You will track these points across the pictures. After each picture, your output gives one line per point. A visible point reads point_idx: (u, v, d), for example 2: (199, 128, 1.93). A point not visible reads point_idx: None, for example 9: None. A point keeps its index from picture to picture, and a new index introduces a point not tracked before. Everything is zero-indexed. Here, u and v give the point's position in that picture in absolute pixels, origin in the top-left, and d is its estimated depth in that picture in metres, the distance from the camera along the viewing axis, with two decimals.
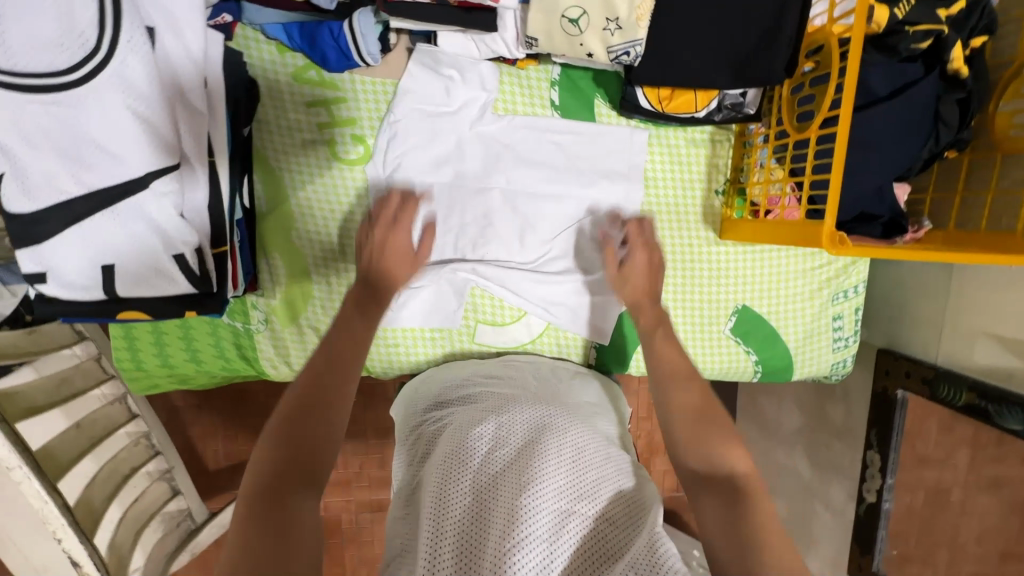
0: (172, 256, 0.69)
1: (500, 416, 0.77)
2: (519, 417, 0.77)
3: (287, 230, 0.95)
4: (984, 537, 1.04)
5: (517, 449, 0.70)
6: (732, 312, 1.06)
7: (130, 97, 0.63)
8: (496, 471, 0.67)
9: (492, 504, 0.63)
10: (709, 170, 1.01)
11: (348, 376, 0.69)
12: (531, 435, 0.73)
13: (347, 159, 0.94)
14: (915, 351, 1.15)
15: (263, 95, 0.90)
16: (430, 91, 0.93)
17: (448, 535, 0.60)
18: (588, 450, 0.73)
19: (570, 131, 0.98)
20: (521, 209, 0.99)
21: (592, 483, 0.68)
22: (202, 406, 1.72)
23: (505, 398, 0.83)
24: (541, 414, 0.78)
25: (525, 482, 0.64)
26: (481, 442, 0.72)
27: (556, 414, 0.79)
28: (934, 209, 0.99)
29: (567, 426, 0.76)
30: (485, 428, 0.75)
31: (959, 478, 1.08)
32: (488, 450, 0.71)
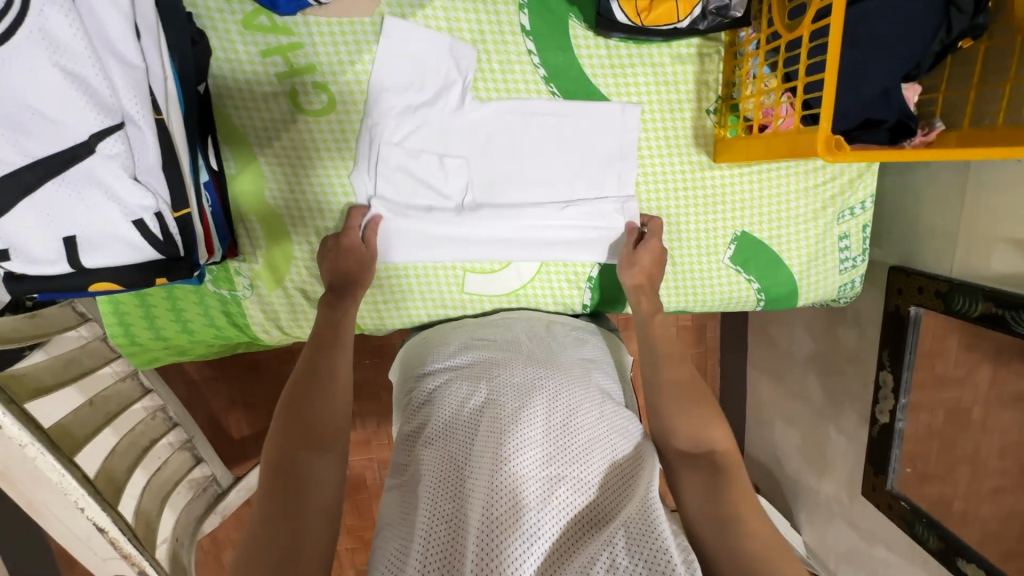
0: (132, 222, 0.66)
1: (492, 379, 0.79)
2: (511, 382, 0.78)
3: (261, 190, 0.92)
4: (1006, 451, 1.03)
5: (510, 411, 0.72)
6: (731, 239, 1.01)
7: (58, 56, 0.59)
8: (489, 435, 0.69)
9: (482, 469, 0.66)
10: (699, 88, 0.94)
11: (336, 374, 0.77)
12: (523, 399, 0.74)
13: (311, 110, 0.89)
14: (928, 266, 1.09)
15: (214, 47, 0.85)
16: (404, 75, 0.88)
17: (442, 504, 0.65)
18: (581, 412, 0.75)
19: (544, 58, 0.90)
20: (515, 141, 0.94)
21: (585, 443, 0.71)
22: (219, 378, 1.76)
23: (495, 356, 0.85)
24: (537, 375, 0.80)
25: (516, 446, 0.67)
26: (474, 411, 0.75)
27: (548, 375, 0.80)
28: (947, 108, 0.91)
29: (563, 387, 0.78)
30: (478, 396, 0.77)
31: (980, 395, 1.06)
32: (479, 417, 0.73)
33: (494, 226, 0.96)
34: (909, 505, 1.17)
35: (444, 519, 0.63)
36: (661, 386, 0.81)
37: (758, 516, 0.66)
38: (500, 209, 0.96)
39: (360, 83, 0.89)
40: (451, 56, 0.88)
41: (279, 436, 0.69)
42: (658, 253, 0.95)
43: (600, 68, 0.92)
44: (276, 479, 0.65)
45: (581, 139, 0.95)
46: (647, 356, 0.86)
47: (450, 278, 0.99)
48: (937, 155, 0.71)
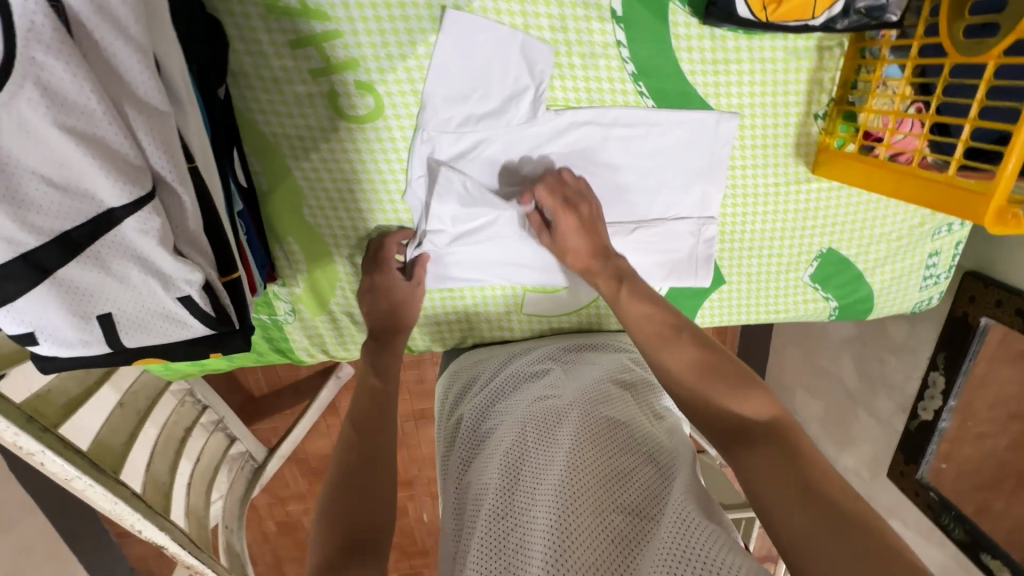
0: (177, 298, 0.56)
1: (536, 412, 0.73)
2: (558, 398, 0.75)
3: (298, 209, 0.79)
4: (997, 402, 1.08)
5: (554, 446, 0.67)
6: (815, 257, 0.92)
7: (61, 113, 0.44)
8: (533, 475, 0.64)
9: (530, 511, 0.60)
10: (811, 89, 0.79)
11: (379, 454, 0.67)
12: (570, 414, 0.71)
13: (355, 115, 0.74)
14: (1013, 278, 1.03)
15: (231, 37, 0.68)
16: (448, 69, 0.72)
17: (494, 550, 0.59)
18: (633, 444, 0.68)
19: (634, 51, 0.74)
20: (592, 151, 0.81)
21: (639, 479, 0.63)
22: None
23: (536, 391, 0.79)
24: (585, 402, 0.73)
25: (564, 460, 0.64)
26: (517, 444, 0.69)
27: (598, 394, 0.76)
28: None
29: (615, 418, 0.71)
30: (521, 430, 0.71)
31: (988, 350, 1.09)
32: (523, 450, 0.68)
33: None
34: (937, 496, 1.22)
35: (497, 567, 0.58)
36: None
37: (840, 483, 0.56)
38: None
39: (413, 82, 0.73)
40: (523, 56, 0.73)
41: (325, 539, 0.58)
42: (576, 232, 0.78)
43: (699, 64, 0.76)
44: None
45: (665, 149, 0.82)
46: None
47: (507, 295, 0.91)
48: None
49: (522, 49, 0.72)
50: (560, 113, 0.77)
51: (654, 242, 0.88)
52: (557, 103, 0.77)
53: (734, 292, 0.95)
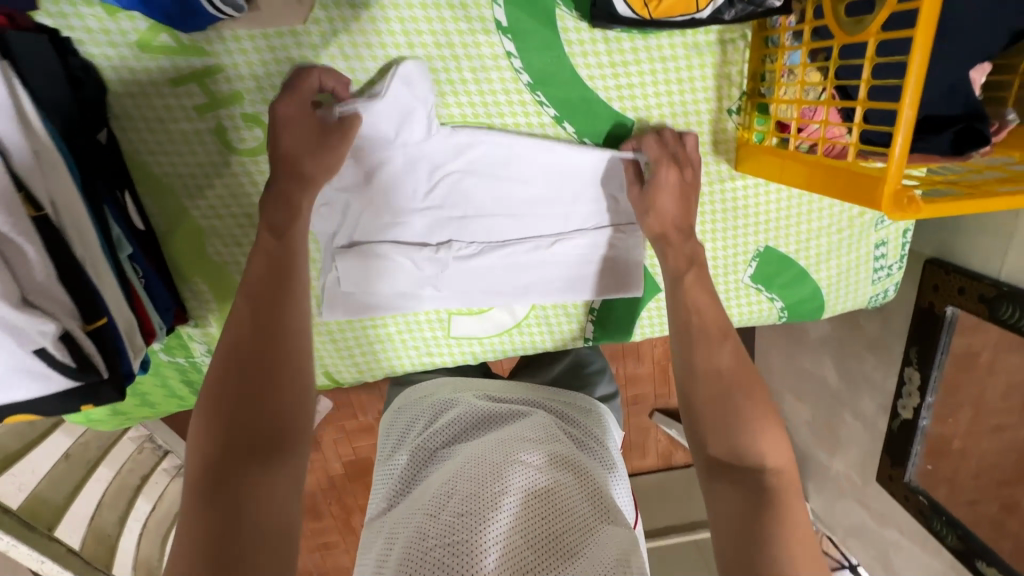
0: (33, 352, 0.52)
1: (479, 447, 0.65)
2: (491, 447, 0.65)
3: (201, 247, 0.78)
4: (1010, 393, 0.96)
5: (495, 489, 0.58)
6: (753, 256, 0.88)
7: None
8: (465, 516, 0.56)
9: (456, 559, 0.52)
10: (719, 85, 0.76)
11: (284, 323, 0.55)
12: (498, 470, 0.60)
13: (246, 148, 0.73)
14: (972, 263, 0.97)
15: (109, 81, 0.67)
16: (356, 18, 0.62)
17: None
18: (579, 493, 0.61)
19: (527, 60, 0.72)
20: (496, 166, 0.78)
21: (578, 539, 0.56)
22: None
23: (481, 425, 0.71)
24: (535, 444, 0.65)
25: (484, 540, 0.53)
26: (453, 479, 0.61)
27: (538, 442, 0.66)
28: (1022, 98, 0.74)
29: (564, 465, 0.64)
30: (459, 465, 0.63)
31: (991, 339, 0.97)
32: (456, 486, 0.59)
33: (483, 262, 0.82)
34: (926, 500, 1.14)
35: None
36: None
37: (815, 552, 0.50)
38: (490, 244, 0.82)
39: None
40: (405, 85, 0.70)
41: (210, 435, 0.49)
42: (677, 190, 0.74)
43: (598, 68, 0.74)
44: (206, 507, 0.45)
45: (573, 160, 0.79)
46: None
47: (434, 320, 0.87)
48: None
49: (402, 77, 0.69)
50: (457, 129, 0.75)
51: (578, 253, 0.84)
52: (454, 119, 0.75)
53: None
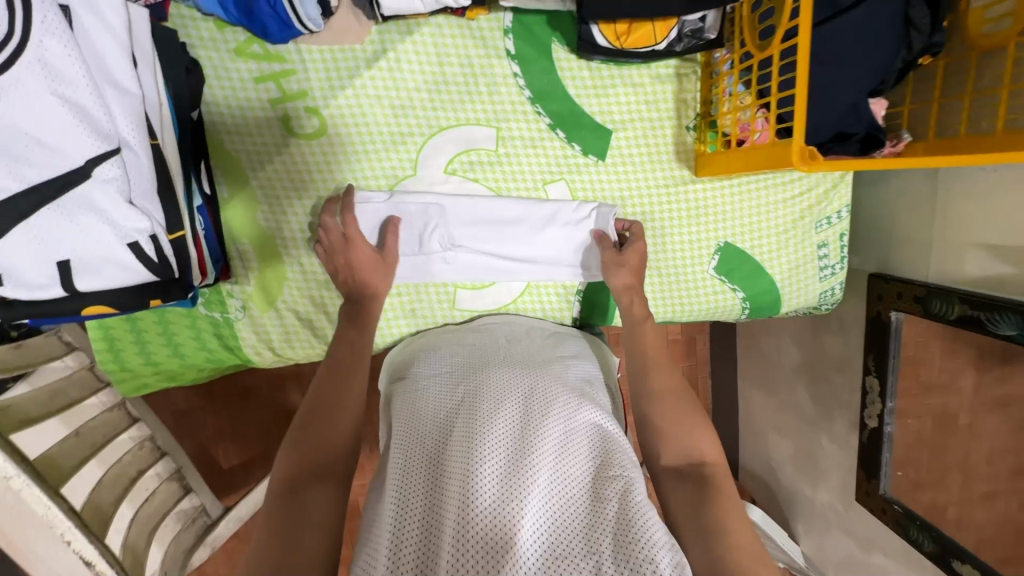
0: (127, 245, 0.67)
1: (473, 389, 0.78)
2: (483, 386, 0.78)
3: (253, 213, 0.93)
4: (994, 456, 1.03)
5: (487, 428, 0.69)
6: (715, 250, 1.04)
7: (56, 83, 0.59)
8: (461, 447, 0.67)
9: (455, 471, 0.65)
10: (678, 106, 0.98)
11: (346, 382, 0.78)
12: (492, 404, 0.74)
13: (303, 133, 0.91)
14: (906, 272, 1.12)
15: (208, 76, 0.88)
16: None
17: (412, 503, 0.63)
18: (559, 416, 0.73)
19: (529, 80, 0.94)
20: (501, 161, 0.97)
21: (578, 462, 0.68)
22: (209, 406, 1.66)
23: (479, 367, 0.82)
24: (523, 392, 0.76)
25: (484, 450, 0.66)
26: (450, 421, 0.72)
27: (525, 381, 0.79)
28: (913, 122, 0.95)
29: (554, 403, 0.74)
30: (455, 407, 0.74)
31: (965, 402, 1.07)
32: (453, 426, 0.71)
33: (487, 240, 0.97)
34: (902, 509, 1.18)
35: (412, 523, 0.62)
36: (661, 394, 0.79)
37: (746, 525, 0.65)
38: (493, 225, 0.97)
39: (350, 106, 0.92)
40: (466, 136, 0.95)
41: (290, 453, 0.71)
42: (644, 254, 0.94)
43: (583, 89, 0.96)
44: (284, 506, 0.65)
45: (564, 159, 0.98)
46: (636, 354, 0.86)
47: (440, 294, 1.00)
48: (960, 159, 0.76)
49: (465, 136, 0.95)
50: (472, 129, 0.95)
51: (567, 237, 0.99)
52: (470, 121, 0.95)
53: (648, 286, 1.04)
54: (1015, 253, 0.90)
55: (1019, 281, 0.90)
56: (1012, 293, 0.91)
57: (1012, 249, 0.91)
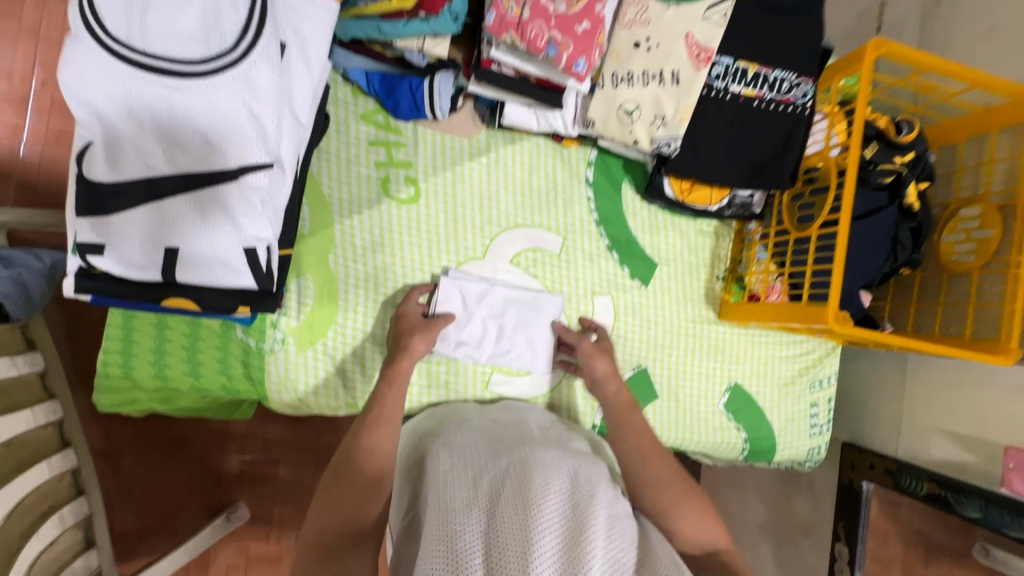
0: (243, 248, 0.68)
1: (518, 458, 0.75)
2: (529, 456, 0.75)
3: (326, 254, 0.96)
4: None
5: (539, 506, 0.66)
6: (726, 388, 1.14)
7: (250, 98, 0.66)
8: (513, 525, 0.64)
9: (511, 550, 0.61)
10: (713, 258, 1.14)
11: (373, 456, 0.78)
12: (541, 476, 0.71)
13: (397, 197, 0.99)
14: (878, 446, 1.26)
15: (330, 127, 0.96)
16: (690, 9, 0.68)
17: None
18: (608, 498, 0.71)
19: (599, 205, 1.09)
20: (561, 265, 1.07)
21: (627, 555, 0.66)
22: (123, 457, 1.34)
23: (516, 443, 0.80)
24: (566, 470, 0.73)
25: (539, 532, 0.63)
26: (497, 492, 0.69)
27: (569, 457, 0.77)
28: (893, 316, 1.15)
29: (598, 488, 0.72)
30: (501, 477, 0.71)
31: None
32: (499, 505, 0.66)
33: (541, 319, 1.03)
34: None
35: None
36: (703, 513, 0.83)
37: None
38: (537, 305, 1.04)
39: (445, 186, 1.02)
40: (537, 237, 1.06)
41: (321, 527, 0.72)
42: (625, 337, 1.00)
43: (641, 225, 1.11)
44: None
45: (614, 277, 1.09)
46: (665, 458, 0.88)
47: (478, 373, 1.03)
48: (943, 349, 0.93)
49: (538, 237, 1.06)
50: (544, 231, 1.06)
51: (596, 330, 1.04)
52: (543, 226, 1.07)
53: (663, 409, 1.11)
54: (976, 444, 1.06)
55: (981, 469, 1.04)
56: (975, 479, 1.05)
57: (973, 439, 1.06)
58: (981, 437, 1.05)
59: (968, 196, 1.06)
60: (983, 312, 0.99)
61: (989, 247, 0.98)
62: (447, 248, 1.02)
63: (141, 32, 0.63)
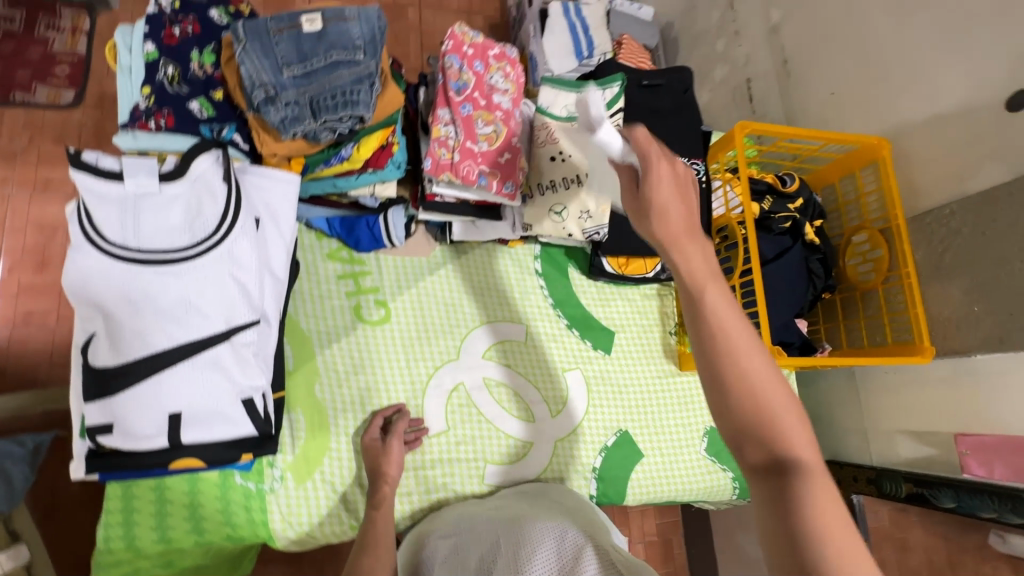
0: (241, 400, 0.76)
1: (503, 539, 0.81)
2: (516, 536, 0.80)
3: (312, 386, 1.03)
4: None
5: None
6: (704, 433, 1.22)
7: (234, 269, 0.77)
8: None
9: None
10: (662, 317, 1.27)
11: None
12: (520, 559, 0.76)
13: (370, 320, 1.09)
14: (856, 458, 1.33)
15: (301, 270, 1.08)
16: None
17: None
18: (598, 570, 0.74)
19: (551, 290, 1.22)
20: (529, 352, 1.17)
21: None
22: None
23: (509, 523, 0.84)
24: (555, 537, 0.79)
25: None
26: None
27: (560, 530, 0.81)
28: (829, 336, 1.29)
29: (585, 557, 0.75)
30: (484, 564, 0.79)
31: None
32: None
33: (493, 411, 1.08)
34: None
35: None
36: None
37: None
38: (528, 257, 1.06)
39: (411, 302, 1.12)
40: (503, 330, 1.17)
41: None
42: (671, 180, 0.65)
43: (592, 300, 1.24)
44: None
45: (579, 353, 1.20)
46: (731, 409, 0.57)
47: (471, 469, 1.08)
48: (871, 359, 1.06)
49: (504, 330, 1.17)
50: (508, 324, 1.17)
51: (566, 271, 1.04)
52: (507, 319, 1.18)
53: (651, 466, 1.18)
54: (934, 438, 1.15)
55: (944, 460, 1.13)
56: (943, 471, 1.13)
57: (930, 434, 1.16)
58: (935, 431, 1.15)
59: (856, 224, 1.24)
60: (897, 320, 1.13)
61: (883, 264, 1.15)
62: (423, 356, 1.11)
63: (135, 234, 0.73)
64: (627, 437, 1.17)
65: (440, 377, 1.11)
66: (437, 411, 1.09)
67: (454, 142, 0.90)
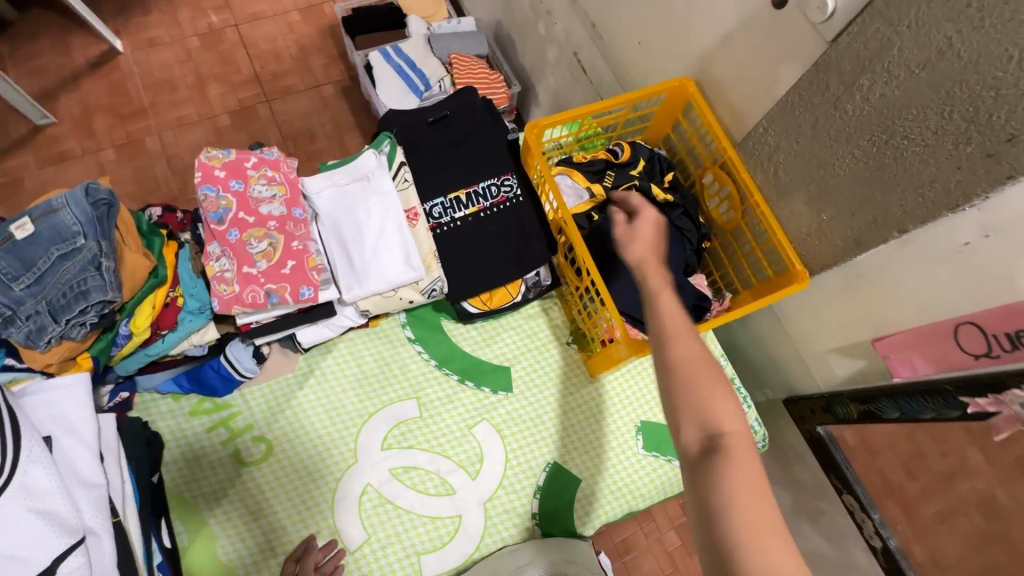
0: None
1: None
2: None
3: (213, 551, 0.99)
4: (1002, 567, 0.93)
5: None
6: (636, 430, 1.16)
7: (31, 499, 0.71)
8: None
9: None
10: (554, 331, 1.22)
11: None
12: None
13: (253, 460, 1.05)
14: (809, 389, 1.24)
15: (167, 438, 1.04)
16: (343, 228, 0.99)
17: None
18: None
19: (430, 350, 1.17)
20: (428, 423, 1.12)
21: None
22: None
23: None
24: None
25: None
26: None
27: None
28: (726, 281, 1.22)
29: None
30: None
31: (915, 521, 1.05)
32: None
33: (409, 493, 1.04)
34: None
35: None
36: None
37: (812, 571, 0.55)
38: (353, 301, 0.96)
39: (291, 424, 1.08)
40: (395, 412, 1.12)
41: None
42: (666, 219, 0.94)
43: (475, 345, 1.19)
44: None
45: (478, 403, 1.14)
46: (682, 407, 0.70)
47: (405, 567, 1.04)
48: (757, 305, 1.00)
49: (396, 411, 1.12)
50: (398, 404, 1.12)
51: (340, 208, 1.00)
52: (395, 400, 1.13)
53: (594, 485, 1.13)
54: (858, 349, 1.05)
55: (876, 368, 1.03)
56: (880, 379, 1.03)
57: (852, 346, 1.06)
58: (855, 342, 1.05)
59: (700, 165, 1.17)
60: (769, 250, 1.07)
61: (734, 199, 1.09)
62: (320, 473, 1.06)
63: None
64: (557, 467, 1.12)
65: (345, 486, 1.06)
66: (352, 522, 1.04)
67: (231, 273, 0.88)
